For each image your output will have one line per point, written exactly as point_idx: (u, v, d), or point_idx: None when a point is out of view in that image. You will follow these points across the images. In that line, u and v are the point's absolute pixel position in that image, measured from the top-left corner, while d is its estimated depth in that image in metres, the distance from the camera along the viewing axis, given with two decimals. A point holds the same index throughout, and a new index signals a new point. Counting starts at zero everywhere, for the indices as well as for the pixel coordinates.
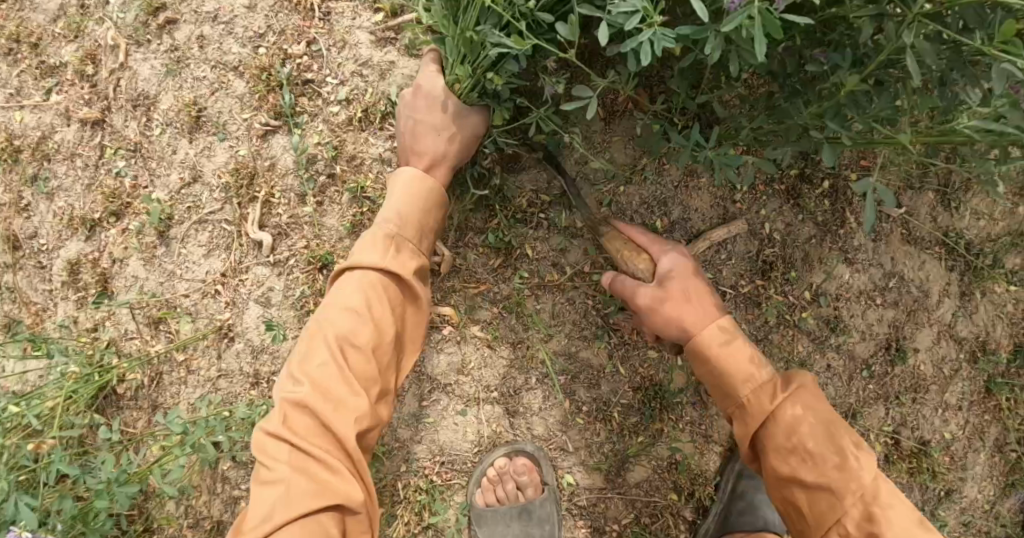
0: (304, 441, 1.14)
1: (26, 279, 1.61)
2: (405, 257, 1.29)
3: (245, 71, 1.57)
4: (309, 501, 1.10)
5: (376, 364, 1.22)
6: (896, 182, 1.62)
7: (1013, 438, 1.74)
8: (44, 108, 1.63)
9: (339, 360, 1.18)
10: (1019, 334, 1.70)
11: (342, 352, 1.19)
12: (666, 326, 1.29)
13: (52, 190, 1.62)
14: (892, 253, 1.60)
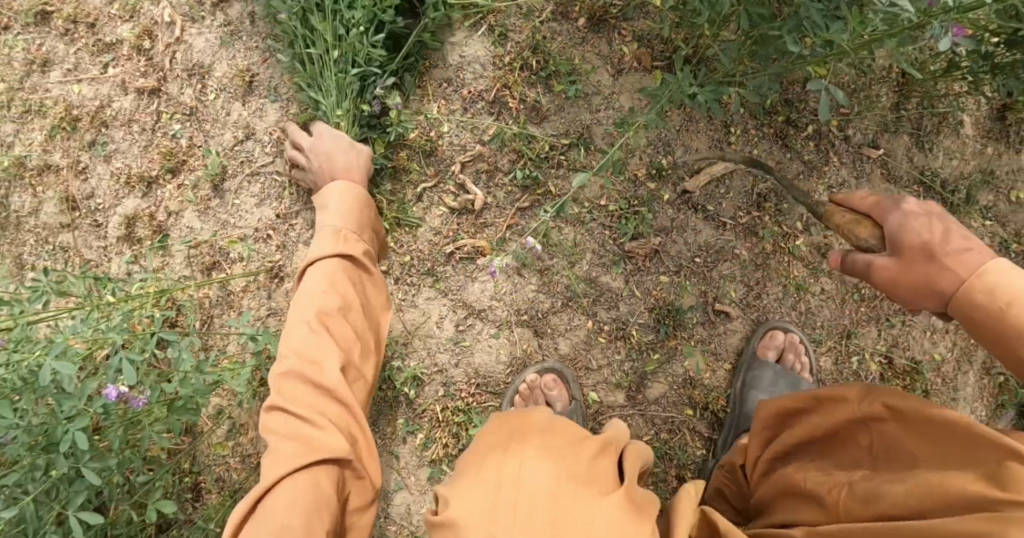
0: (319, 343, 1.31)
1: (82, 237, 1.75)
2: (356, 243, 1.44)
3: None
4: (297, 455, 1.20)
5: (350, 330, 1.36)
6: (874, 126, 1.80)
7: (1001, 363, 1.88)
8: (101, 80, 1.78)
9: (338, 280, 1.38)
10: (996, 264, 1.87)
11: (342, 274, 1.39)
12: (914, 294, 1.05)
13: (109, 153, 1.76)
14: (873, 190, 1.79)
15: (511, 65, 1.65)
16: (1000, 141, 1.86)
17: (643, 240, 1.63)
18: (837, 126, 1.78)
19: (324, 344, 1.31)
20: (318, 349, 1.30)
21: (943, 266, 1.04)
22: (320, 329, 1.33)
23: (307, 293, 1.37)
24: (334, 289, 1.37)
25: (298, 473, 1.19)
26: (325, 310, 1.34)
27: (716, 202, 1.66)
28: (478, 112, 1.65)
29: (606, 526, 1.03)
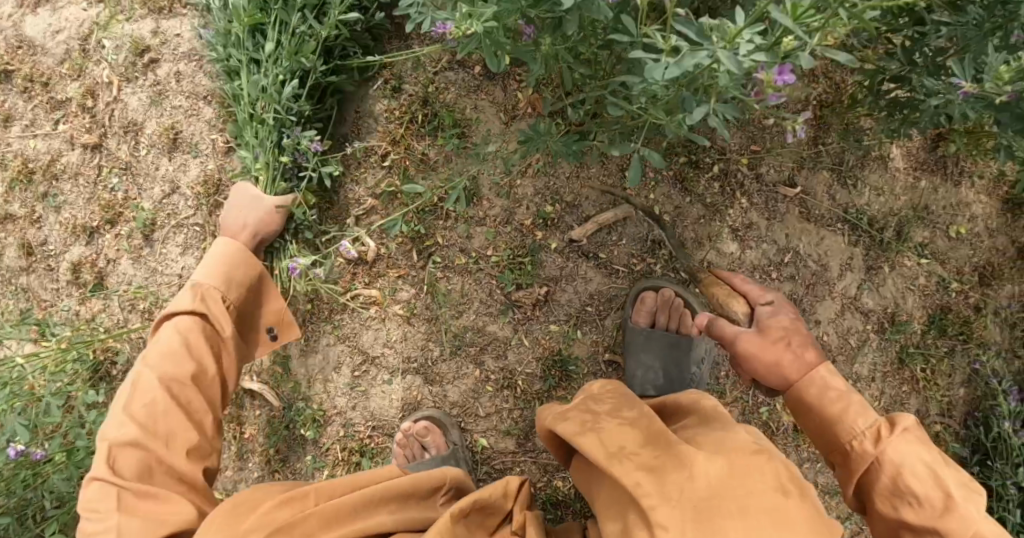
0: (167, 413, 1.27)
1: (37, 280, 1.87)
2: (216, 304, 1.41)
3: (213, 99, 1.83)
4: None
5: (200, 393, 1.32)
6: (791, 163, 1.73)
7: (936, 410, 1.79)
8: (53, 136, 1.89)
9: (191, 343, 1.35)
10: (930, 306, 1.77)
11: (196, 336, 1.36)
12: (767, 372, 1.23)
13: (60, 204, 1.87)
14: (788, 230, 1.71)
15: (406, 119, 1.69)
16: (932, 175, 1.77)
17: (531, 288, 1.65)
18: (747, 165, 1.71)
19: (171, 414, 1.27)
20: (161, 418, 1.26)
21: (791, 353, 1.22)
22: (169, 390, 1.29)
23: (155, 352, 1.32)
24: (187, 354, 1.33)
25: None
26: (169, 375, 1.30)
27: (608, 250, 1.65)
28: (372, 167, 1.71)
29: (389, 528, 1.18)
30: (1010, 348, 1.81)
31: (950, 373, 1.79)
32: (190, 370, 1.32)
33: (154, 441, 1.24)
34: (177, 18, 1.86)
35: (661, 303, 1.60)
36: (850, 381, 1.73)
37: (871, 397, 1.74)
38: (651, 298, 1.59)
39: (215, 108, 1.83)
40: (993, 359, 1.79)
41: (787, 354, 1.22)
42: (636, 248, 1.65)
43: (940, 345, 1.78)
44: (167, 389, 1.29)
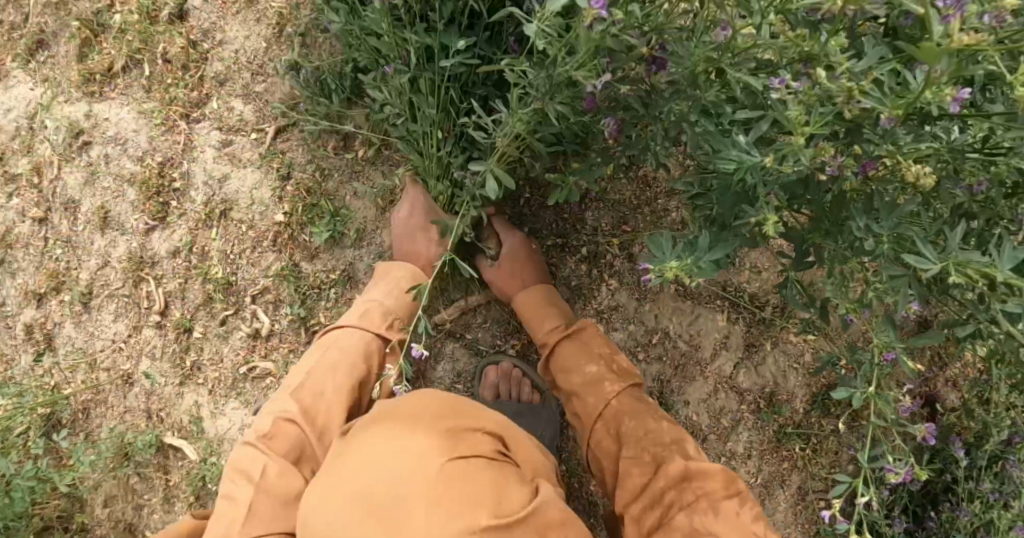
0: (331, 403, 1.49)
1: None
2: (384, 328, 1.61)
3: (135, 181, 1.92)
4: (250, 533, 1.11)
5: None
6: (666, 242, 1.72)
7: (820, 484, 1.84)
8: (5, 208, 2.00)
9: (370, 352, 1.59)
10: (814, 384, 1.81)
11: (372, 346, 1.59)
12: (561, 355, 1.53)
13: (15, 269, 1.99)
14: (657, 310, 1.74)
15: (291, 212, 1.80)
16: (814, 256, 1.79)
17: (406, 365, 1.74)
18: (618, 245, 1.72)
19: (332, 406, 1.48)
20: (324, 416, 1.47)
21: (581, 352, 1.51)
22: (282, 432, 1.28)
23: (335, 347, 1.56)
24: (362, 358, 1.57)
25: None
26: None
27: (472, 330, 1.71)
28: (265, 251, 1.81)
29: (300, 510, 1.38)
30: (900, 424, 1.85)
31: (833, 449, 1.84)
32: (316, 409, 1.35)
33: (310, 423, 1.45)
34: (107, 101, 1.96)
35: (500, 375, 1.67)
36: (726, 457, 1.80)
37: (748, 473, 1.81)
38: (493, 372, 1.67)
39: (138, 190, 1.91)
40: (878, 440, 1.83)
41: (518, 272, 1.62)
42: (501, 329, 1.72)
43: (821, 426, 1.83)
44: (338, 385, 1.51)
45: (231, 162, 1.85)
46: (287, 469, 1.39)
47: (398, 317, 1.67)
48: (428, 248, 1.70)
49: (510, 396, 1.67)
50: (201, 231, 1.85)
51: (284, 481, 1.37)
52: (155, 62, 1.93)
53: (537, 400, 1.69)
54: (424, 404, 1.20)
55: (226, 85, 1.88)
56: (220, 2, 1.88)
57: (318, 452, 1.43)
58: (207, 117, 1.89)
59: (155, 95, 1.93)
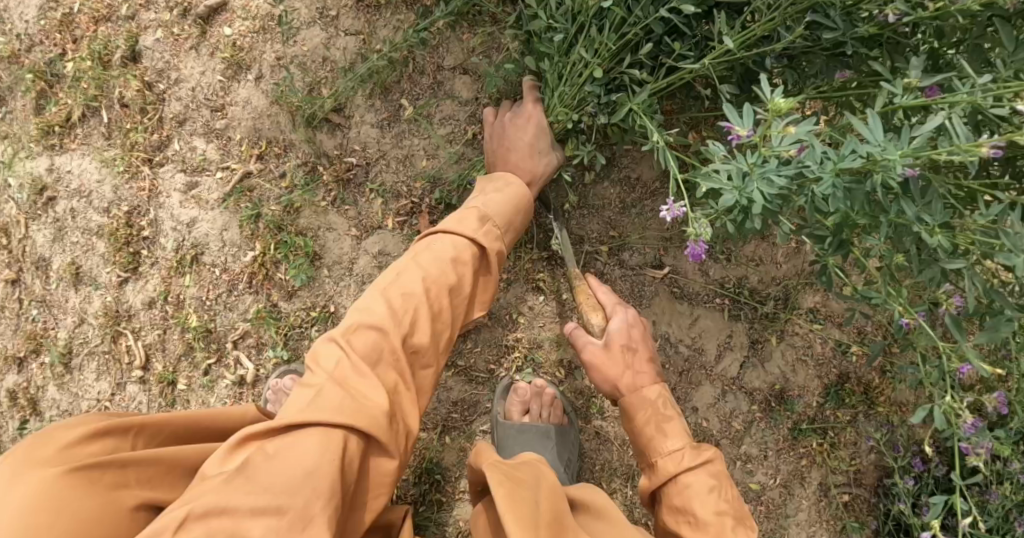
0: (418, 310, 1.23)
1: None
2: (486, 228, 1.38)
3: (104, 234, 1.86)
4: (331, 411, 1.09)
5: (428, 323, 1.24)
6: (656, 244, 1.66)
7: (843, 478, 1.76)
8: None
9: (462, 258, 1.32)
10: (826, 376, 1.73)
11: (468, 256, 1.33)
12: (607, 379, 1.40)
13: None
14: (656, 316, 1.67)
15: (264, 251, 1.71)
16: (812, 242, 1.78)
17: None
18: (607, 251, 1.65)
19: (418, 320, 1.22)
20: (410, 328, 1.21)
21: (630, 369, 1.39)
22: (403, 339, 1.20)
23: (428, 253, 1.30)
24: (452, 264, 1.30)
25: (324, 429, 1.07)
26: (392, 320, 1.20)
27: (465, 357, 1.63)
28: (240, 294, 1.73)
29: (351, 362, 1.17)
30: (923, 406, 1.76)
31: (852, 442, 1.75)
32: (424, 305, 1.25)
33: (396, 328, 1.20)
34: (69, 153, 1.90)
35: (529, 392, 1.59)
36: (742, 461, 1.72)
37: (766, 475, 1.73)
38: (524, 386, 1.59)
39: (108, 242, 1.85)
40: (897, 426, 1.73)
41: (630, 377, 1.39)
42: (494, 352, 1.63)
43: (838, 418, 1.74)
44: (430, 291, 1.25)
45: (198, 205, 1.77)
46: (363, 370, 1.15)
47: (498, 225, 1.40)
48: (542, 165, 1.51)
49: (541, 411, 1.59)
50: (173, 280, 1.78)
51: (364, 385, 1.13)
52: (112, 107, 1.86)
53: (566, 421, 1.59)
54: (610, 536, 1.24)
55: (186, 125, 1.81)
56: (172, 39, 1.81)
57: (401, 354, 1.18)
58: (171, 161, 1.82)
59: (116, 141, 1.87)
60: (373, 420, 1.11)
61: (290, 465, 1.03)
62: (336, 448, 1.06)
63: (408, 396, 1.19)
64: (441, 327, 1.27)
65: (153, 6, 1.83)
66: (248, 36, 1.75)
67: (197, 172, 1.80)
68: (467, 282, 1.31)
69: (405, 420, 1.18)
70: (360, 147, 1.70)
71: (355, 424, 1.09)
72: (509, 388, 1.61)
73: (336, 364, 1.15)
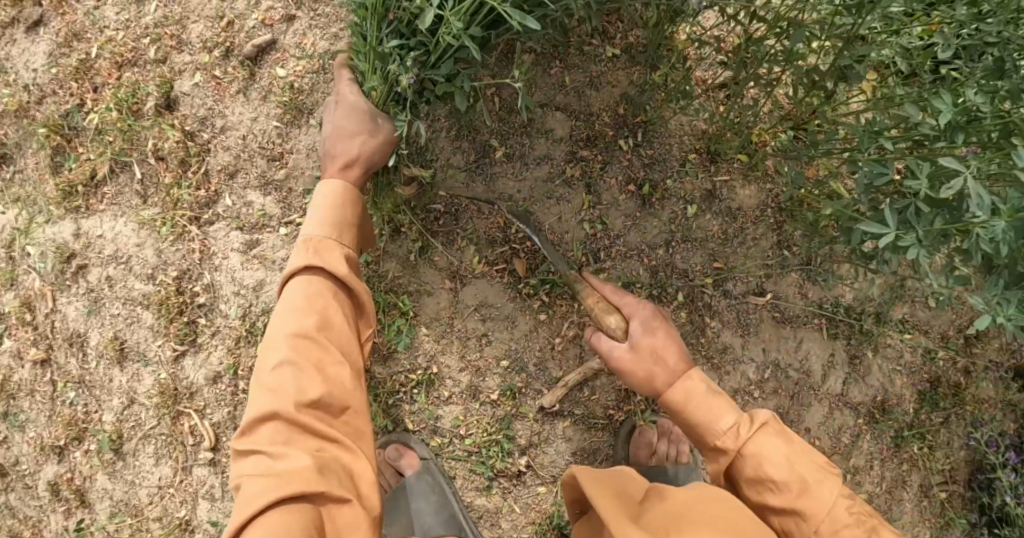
0: (300, 370, 1.14)
1: (19, 500, 1.73)
2: (332, 254, 1.26)
3: (150, 303, 1.68)
4: (262, 501, 1.04)
5: (323, 375, 1.15)
6: (757, 272, 1.60)
7: (940, 479, 1.80)
8: None
9: (319, 296, 1.22)
10: (921, 383, 1.74)
11: (322, 288, 1.23)
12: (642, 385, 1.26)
13: (23, 422, 1.73)
14: (763, 342, 1.61)
15: None
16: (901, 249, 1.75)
17: (511, 457, 1.54)
18: (711, 284, 1.58)
19: (300, 378, 1.13)
20: (297, 388, 1.13)
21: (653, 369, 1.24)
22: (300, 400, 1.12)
23: (280, 314, 1.21)
24: (313, 307, 1.21)
25: (264, 522, 1.03)
26: (279, 390, 1.13)
27: (580, 406, 1.55)
28: None
29: (268, 437, 1.11)
30: (1009, 399, 1.80)
31: (945, 442, 1.78)
32: (308, 350, 1.16)
33: (282, 402, 1.11)
34: (97, 215, 1.70)
35: (642, 443, 1.52)
36: (850, 475, 1.71)
37: (873, 484, 1.73)
38: (652, 430, 1.52)
39: (156, 311, 1.67)
40: (988, 424, 1.77)
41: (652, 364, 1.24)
42: (609, 397, 1.56)
43: (934, 422, 1.76)
44: (298, 348, 1.16)
45: (263, 265, 1.63)
46: (277, 452, 1.08)
47: (350, 247, 1.30)
48: (360, 143, 1.35)
49: (669, 454, 1.53)
50: (242, 348, 1.63)
51: (282, 461, 1.07)
52: (146, 162, 1.67)
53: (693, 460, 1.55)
54: (694, 500, 1.10)
55: (237, 178, 1.65)
56: (214, 84, 1.64)
57: (306, 415, 1.11)
58: (222, 219, 1.66)
59: (154, 199, 1.68)
60: (305, 487, 1.05)
61: None
62: (281, 528, 1.02)
63: (335, 448, 1.13)
64: (336, 367, 1.18)
65: (187, 47, 1.64)
66: (306, 78, 1.60)
67: (256, 229, 1.65)
68: (337, 315, 1.22)
69: (348, 468, 1.13)
70: None
71: (290, 499, 1.04)
72: (628, 433, 1.53)
73: (250, 474, 1.08)
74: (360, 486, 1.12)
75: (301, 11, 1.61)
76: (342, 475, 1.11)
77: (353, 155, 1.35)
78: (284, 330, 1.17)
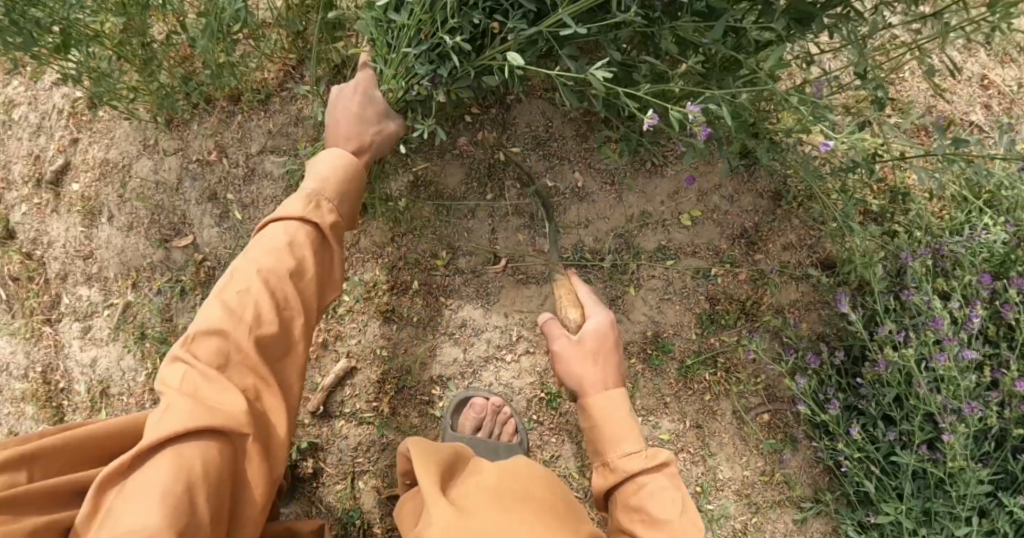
0: (259, 305, 1.21)
1: None
2: (326, 212, 1.36)
3: (27, 396, 1.95)
4: (184, 422, 1.09)
5: (278, 319, 1.23)
6: (483, 245, 1.74)
7: (756, 400, 1.75)
8: None
9: (299, 243, 1.31)
10: (697, 308, 1.74)
11: (304, 239, 1.32)
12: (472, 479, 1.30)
13: None
14: (506, 307, 1.73)
15: (154, 367, 1.88)
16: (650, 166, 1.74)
17: (303, 461, 1.73)
18: (442, 265, 1.74)
19: (263, 310, 1.21)
20: (255, 325, 1.20)
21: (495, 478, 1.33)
22: (251, 338, 1.19)
23: (255, 252, 1.28)
24: (289, 252, 1.29)
25: (178, 447, 1.08)
26: (234, 315, 1.20)
27: (349, 403, 1.74)
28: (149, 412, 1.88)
29: (234, 344, 1.17)
30: (809, 296, 1.74)
31: (748, 360, 1.74)
32: (269, 297, 1.23)
33: (237, 326, 1.19)
34: None
35: (486, 409, 1.66)
36: (645, 417, 1.73)
37: (673, 422, 1.74)
38: (480, 404, 1.66)
39: (34, 404, 1.94)
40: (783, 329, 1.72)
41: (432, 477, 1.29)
42: (372, 391, 1.73)
43: (726, 342, 1.74)
44: (268, 285, 1.23)
45: (96, 345, 1.93)
46: (211, 376, 1.14)
47: (333, 201, 1.39)
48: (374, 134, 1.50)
49: (491, 430, 1.67)
50: (94, 416, 1.91)
51: (216, 393, 1.14)
52: (6, 284, 1.98)
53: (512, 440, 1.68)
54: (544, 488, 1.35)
55: (69, 278, 1.96)
56: (36, 210, 1.97)
57: (249, 354, 1.18)
58: (65, 315, 1.96)
59: (18, 312, 1.98)
60: (230, 424, 1.12)
61: (146, 486, 1.04)
62: (189, 454, 1.08)
63: (266, 395, 1.20)
64: (289, 312, 1.25)
65: (14, 185, 1.98)
66: (92, 186, 1.93)
67: (88, 317, 1.95)
68: (308, 264, 1.30)
69: (270, 417, 1.20)
70: (207, 248, 1.87)
71: (211, 427, 1.10)
72: (389, 414, 1.72)
73: (186, 371, 1.14)
74: (273, 433, 1.19)
75: (82, 133, 1.95)
76: (266, 427, 1.18)
77: (366, 141, 1.49)
78: (260, 265, 1.22)
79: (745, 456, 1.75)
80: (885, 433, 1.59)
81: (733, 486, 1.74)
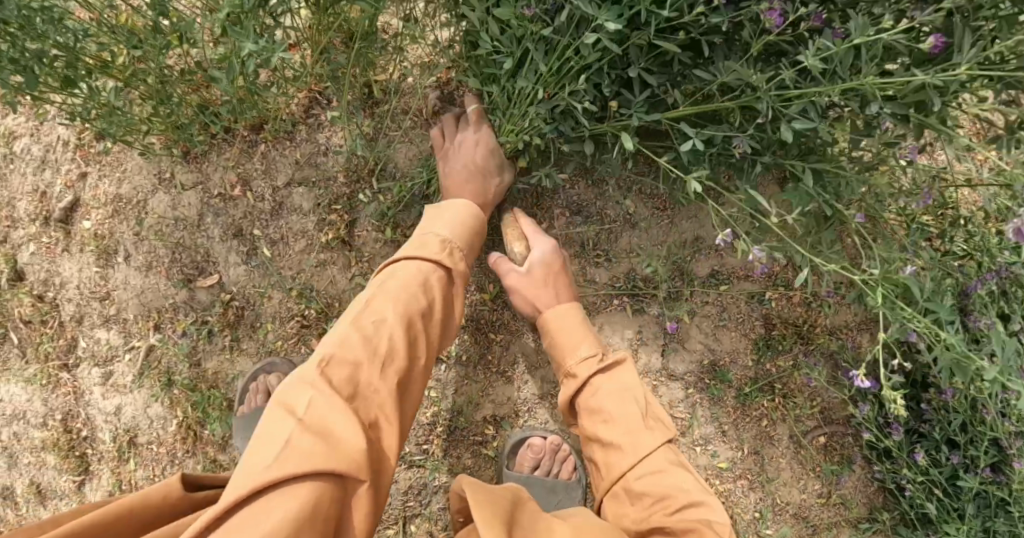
0: (393, 342, 1.19)
1: None
2: (456, 258, 1.40)
3: (48, 446, 1.85)
4: (314, 455, 1.00)
5: (406, 358, 1.19)
6: None
7: (812, 424, 1.73)
8: None
9: (429, 285, 1.32)
10: (751, 334, 1.71)
11: (433, 278, 1.33)
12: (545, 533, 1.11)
13: None
14: None
15: (185, 413, 1.79)
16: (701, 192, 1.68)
17: None
18: (490, 300, 1.67)
19: (395, 348, 1.18)
20: (387, 362, 1.16)
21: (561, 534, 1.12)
22: (383, 372, 1.15)
23: (387, 286, 1.28)
24: (420, 292, 1.30)
25: (296, 484, 0.98)
26: (367, 345, 1.16)
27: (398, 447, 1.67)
28: (182, 460, 1.80)
29: (366, 377, 1.13)
30: (865, 317, 1.71)
31: (804, 384, 1.71)
32: (400, 336, 1.20)
33: (371, 361, 1.15)
34: None
35: (544, 450, 1.63)
36: (702, 445, 1.71)
37: (730, 450, 1.71)
38: (538, 444, 1.62)
39: (56, 453, 1.85)
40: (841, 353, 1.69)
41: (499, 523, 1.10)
42: (422, 433, 1.66)
43: (781, 367, 1.71)
44: (402, 323, 1.22)
45: (119, 391, 1.83)
46: (342, 404, 1.08)
47: (461, 252, 1.43)
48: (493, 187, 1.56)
49: (549, 470, 1.63)
50: (124, 464, 1.82)
51: (341, 424, 1.05)
52: (18, 327, 1.86)
53: (569, 477, 1.65)
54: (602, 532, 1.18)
55: (84, 320, 1.84)
56: (44, 249, 1.84)
57: (379, 391, 1.13)
58: (83, 359, 1.85)
59: (31, 358, 1.87)
60: (351, 465, 1.03)
61: (266, 519, 0.95)
62: (307, 495, 0.98)
63: (388, 432, 1.12)
64: (414, 354, 1.23)
65: (19, 223, 1.85)
66: (105, 223, 1.80)
67: (108, 362, 1.84)
68: (435, 311, 1.30)
69: (388, 457, 1.11)
70: (235, 287, 1.77)
71: (337, 464, 1.01)
72: (442, 457, 1.66)
73: (319, 396, 1.07)
74: (383, 481, 1.09)
75: (90, 167, 1.82)
76: (384, 468, 1.09)
77: (485, 194, 1.56)
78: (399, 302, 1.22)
79: (803, 480, 1.73)
80: (949, 458, 1.57)
81: (793, 510, 1.72)
